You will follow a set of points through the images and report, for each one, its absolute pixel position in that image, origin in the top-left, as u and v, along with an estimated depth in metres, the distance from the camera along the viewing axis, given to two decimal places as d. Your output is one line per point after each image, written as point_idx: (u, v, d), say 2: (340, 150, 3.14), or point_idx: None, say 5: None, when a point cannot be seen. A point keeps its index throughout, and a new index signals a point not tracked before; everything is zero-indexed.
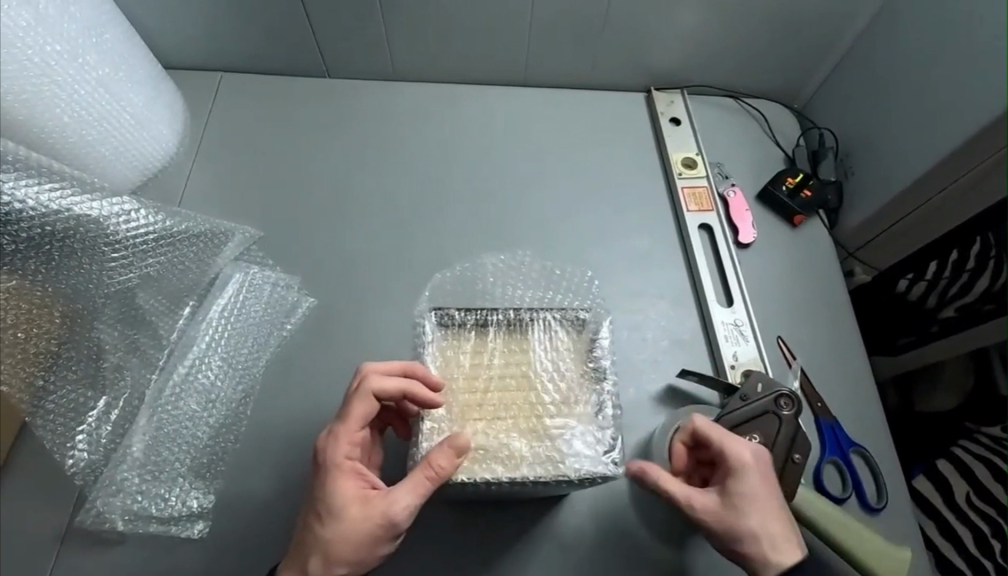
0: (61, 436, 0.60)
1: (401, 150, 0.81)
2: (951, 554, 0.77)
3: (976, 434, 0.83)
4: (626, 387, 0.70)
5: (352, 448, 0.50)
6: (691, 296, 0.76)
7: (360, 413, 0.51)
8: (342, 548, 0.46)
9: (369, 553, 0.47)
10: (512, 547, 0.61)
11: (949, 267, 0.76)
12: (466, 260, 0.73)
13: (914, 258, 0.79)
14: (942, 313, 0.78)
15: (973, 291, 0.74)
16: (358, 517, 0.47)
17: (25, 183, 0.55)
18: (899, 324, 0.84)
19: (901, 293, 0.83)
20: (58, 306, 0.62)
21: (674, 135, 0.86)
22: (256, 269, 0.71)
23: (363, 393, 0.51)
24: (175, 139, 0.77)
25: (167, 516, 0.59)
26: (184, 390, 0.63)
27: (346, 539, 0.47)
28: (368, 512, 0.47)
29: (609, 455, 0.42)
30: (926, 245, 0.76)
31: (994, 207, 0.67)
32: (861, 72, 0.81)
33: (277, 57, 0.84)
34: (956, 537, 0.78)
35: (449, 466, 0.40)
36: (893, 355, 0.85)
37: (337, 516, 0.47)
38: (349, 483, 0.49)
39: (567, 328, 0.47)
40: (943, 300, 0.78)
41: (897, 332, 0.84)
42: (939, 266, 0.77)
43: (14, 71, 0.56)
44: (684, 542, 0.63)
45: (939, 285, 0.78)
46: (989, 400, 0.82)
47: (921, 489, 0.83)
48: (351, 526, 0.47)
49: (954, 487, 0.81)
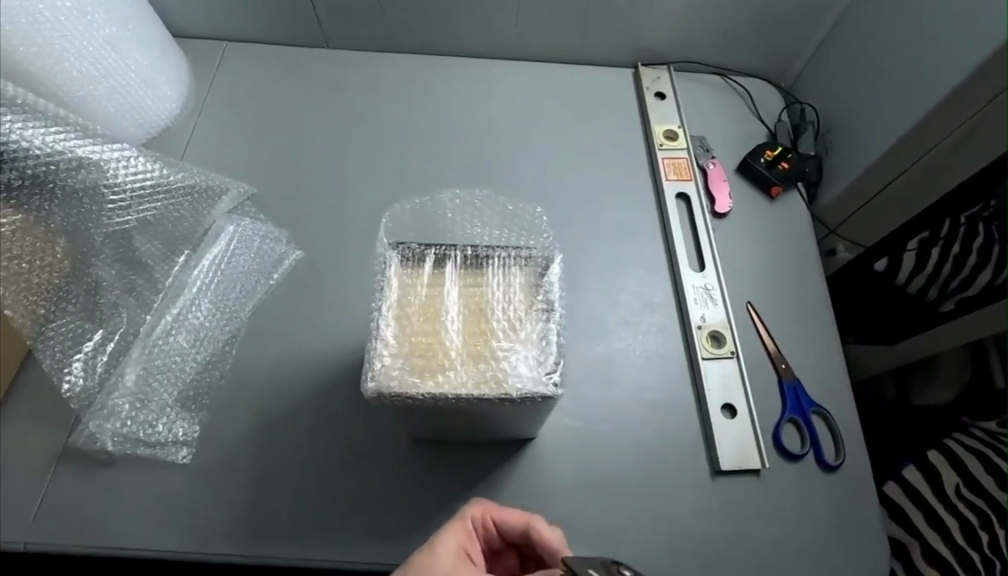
0: (59, 361, 0.65)
1: (391, 116, 0.85)
2: (935, 543, 0.75)
3: (971, 428, 0.81)
4: (594, 344, 0.73)
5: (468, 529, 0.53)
6: (664, 261, 0.78)
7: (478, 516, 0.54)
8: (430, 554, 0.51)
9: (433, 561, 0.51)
10: (475, 488, 0.64)
11: (952, 257, 0.79)
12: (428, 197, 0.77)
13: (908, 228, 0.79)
14: (943, 306, 0.79)
15: (974, 285, 0.76)
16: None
17: (32, 125, 0.59)
18: (892, 313, 0.84)
19: (900, 285, 0.83)
20: (59, 243, 0.65)
21: (658, 109, 0.88)
22: (247, 221, 0.75)
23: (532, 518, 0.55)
24: (178, 99, 0.82)
25: (154, 441, 0.63)
26: (175, 328, 0.68)
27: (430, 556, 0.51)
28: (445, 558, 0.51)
29: (550, 376, 0.45)
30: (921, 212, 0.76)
31: (987, 169, 0.67)
32: (842, 51, 0.82)
33: (278, 27, 0.88)
34: (943, 527, 0.76)
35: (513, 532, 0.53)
36: (887, 348, 0.85)
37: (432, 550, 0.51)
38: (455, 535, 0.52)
39: (520, 266, 0.49)
40: (943, 293, 0.79)
41: (890, 321, 0.84)
42: (939, 257, 0.80)
43: (26, 23, 0.60)
44: (642, 491, 0.66)
45: (940, 277, 0.80)
46: (984, 395, 0.83)
47: (910, 480, 0.81)
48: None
49: (943, 477, 0.79)
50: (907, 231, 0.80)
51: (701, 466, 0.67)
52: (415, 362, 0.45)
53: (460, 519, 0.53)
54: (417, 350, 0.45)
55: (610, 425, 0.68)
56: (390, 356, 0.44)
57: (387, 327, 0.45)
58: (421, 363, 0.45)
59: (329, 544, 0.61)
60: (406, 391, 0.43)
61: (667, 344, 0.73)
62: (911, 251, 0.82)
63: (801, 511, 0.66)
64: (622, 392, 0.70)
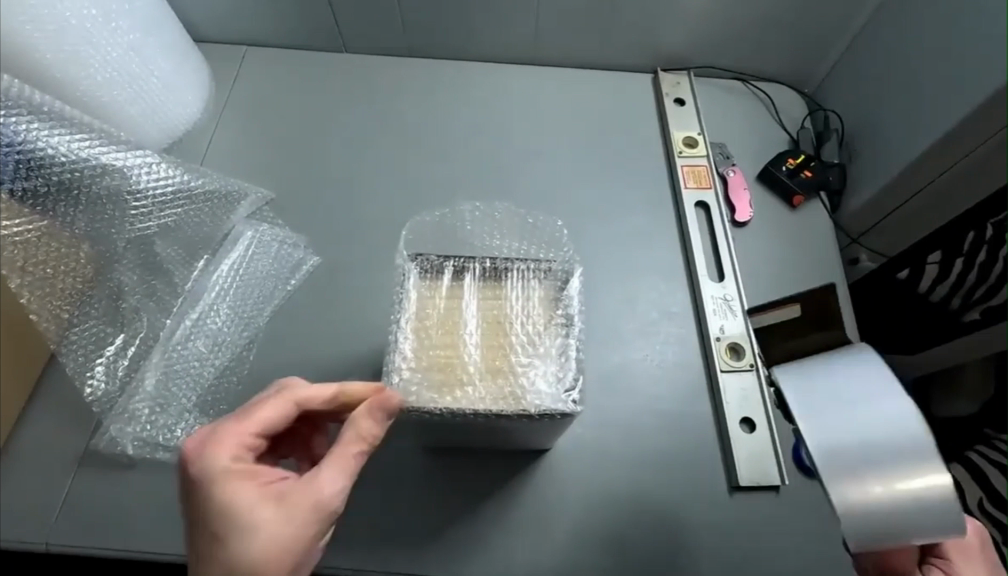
0: (81, 365, 0.65)
1: (410, 122, 0.85)
2: None
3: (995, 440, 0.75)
4: (612, 353, 0.72)
5: (233, 467, 0.49)
6: (683, 270, 0.77)
7: (228, 452, 0.49)
8: (270, 542, 0.47)
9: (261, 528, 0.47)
10: (488, 500, 0.64)
11: (975, 265, 0.74)
12: (445, 208, 0.77)
13: (937, 237, 0.76)
14: (966, 316, 0.75)
15: (999, 295, 0.70)
16: (273, 536, 0.47)
17: (58, 133, 0.61)
18: (916, 322, 0.81)
19: (922, 295, 0.81)
20: (83, 248, 0.66)
21: (677, 115, 0.87)
22: (266, 227, 0.75)
23: (282, 400, 0.51)
24: (200, 104, 0.83)
25: (172, 446, 0.64)
26: (194, 333, 0.69)
27: (268, 535, 0.47)
28: (284, 506, 0.48)
29: (570, 393, 0.45)
30: (947, 222, 0.73)
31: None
32: (867, 58, 0.81)
33: (298, 33, 0.89)
34: None
35: (273, 418, 0.50)
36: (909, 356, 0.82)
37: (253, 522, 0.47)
38: (249, 489, 0.48)
39: (539, 279, 0.49)
40: (967, 303, 0.75)
41: (914, 329, 0.82)
42: (964, 266, 0.75)
43: (53, 31, 0.61)
44: (657, 506, 0.65)
45: (964, 286, 0.76)
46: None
47: None
48: (280, 537, 0.47)
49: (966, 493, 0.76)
50: (937, 236, 0.76)
51: (719, 482, 0.66)
52: (433, 382, 0.44)
53: (216, 477, 0.48)
54: (436, 363, 0.45)
55: (627, 437, 0.68)
56: (407, 371, 0.45)
57: (405, 341, 0.45)
58: (440, 377, 0.45)
59: (344, 551, 0.61)
60: (422, 405, 0.43)
61: (685, 355, 0.72)
62: (933, 264, 0.79)
63: (822, 529, 0.64)
64: (639, 403, 0.69)
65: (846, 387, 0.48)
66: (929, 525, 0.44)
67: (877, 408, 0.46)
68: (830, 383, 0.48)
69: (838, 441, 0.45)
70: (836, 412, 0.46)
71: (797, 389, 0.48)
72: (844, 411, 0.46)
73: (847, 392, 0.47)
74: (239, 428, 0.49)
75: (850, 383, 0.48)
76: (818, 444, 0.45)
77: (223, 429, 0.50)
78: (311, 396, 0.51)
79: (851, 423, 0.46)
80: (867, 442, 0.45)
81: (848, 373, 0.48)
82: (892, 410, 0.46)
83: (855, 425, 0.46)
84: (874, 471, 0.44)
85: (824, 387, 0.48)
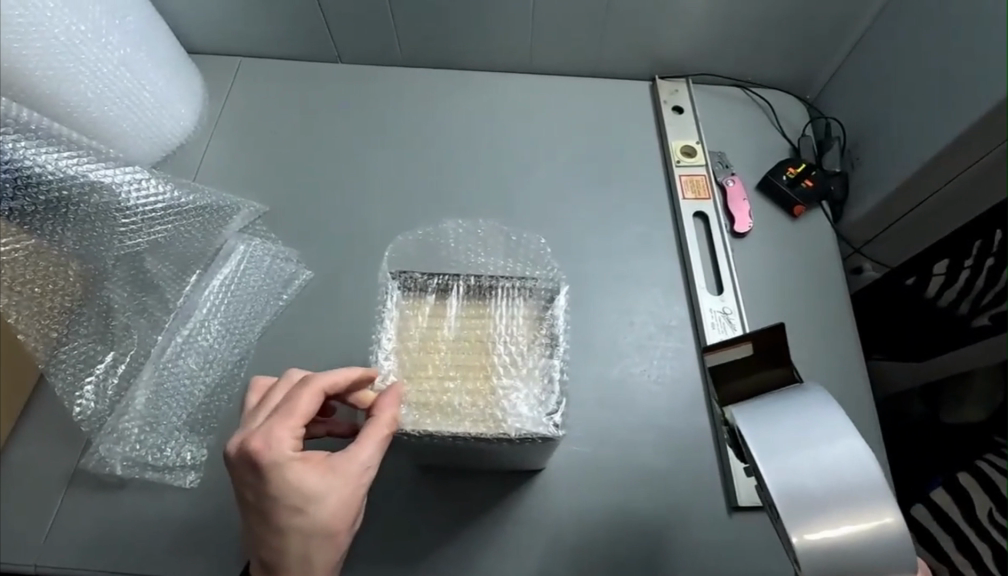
0: (71, 384, 0.65)
1: (401, 134, 0.84)
2: (963, 567, 0.69)
3: None
4: (608, 367, 0.71)
5: (294, 457, 0.47)
6: (681, 282, 0.76)
7: (286, 444, 0.47)
8: (338, 516, 0.48)
9: (330, 508, 0.48)
10: (479, 521, 0.63)
11: (983, 271, 0.68)
12: (431, 225, 0.75)
13: (948, 241, 0.72)
14: (976, 321, 0.70)
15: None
16: (341, 507, 0.48)
17: (45, 151, 0.61)
18: (924, 331, 0.77)
19: (930, 300, 0.76)
20: (72, 266, 0.67)
21: (675, 123, 0.85)
22: (258, 241, 0.75)
23: (311, 389, 0.49)
24: (192, 116, 0.82)
25: (162, 465, 0.63)
26: (185, 350, 0.68)
27: (337, 510, 0.48)
28: (348, 482, 0.48)
29: (551, 417, 0.45)
30: (958, 228, 0.70)
31: None
32: (868, 64, 0.79)
33: (291, 43, 0.88)
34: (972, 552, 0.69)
35: (311, 407, 0.49)
36: (914, 366, 0.80)
37: (318, 503, 0.47)
38: (308, 473, 0.47)
39: (522, 300, 0.49)
40: (976, 307, 0.70)
41: (916, 339, 0.79)
42: (971, 274, 0.70)
43: (41, 48, 0.61)
44: (652, 525, 0.63)
45: (972, 291, 0.70)
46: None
47: (938, 503, 0.73)
48: (346, 504, 0.48)
49: (975, 502, 0.70)
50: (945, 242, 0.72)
51: (718, 501, 0.64)
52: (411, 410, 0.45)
53: (280, 469, 0.46)
54: (421, 384, 0.46)
55: (623, 454, 0.66)
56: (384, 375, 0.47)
57: (387, 365, 0.47)
58: (424, 398, 0.46)
59: None
60: (402, 428, 0.44)
61: (683, 370, 0.71)
62: (938, 274, 0.74)
63: None
64: (636, 418, 0.68)
65: (801, 424, 0.44)
66: (883, 567, 0.41)
67: (838, 442, 0.43)
68: (774, 424, 0.45)
69: (795, 482, 0.42)
70: (795, 450, 0.43)
71: (753, 429, 0.45)
72: (797, 451, 0.43)
73: (794, 433, 0.44)
74: (287, 421, 0.48)
75: (809, 418, 0.44)
76: (778, 489, 0.42)
77: (269, 426, 0.48)
78: (337, 383, 0.49)
79: (810, 463, 0.42)
80: (824, 480, 0.42)
81: (802, 411, 0.45)
82: (846, 448, 0.43)
83: (814, 466, 0.42)
84: (835, 513, 0.41)
85: (783, 423, 0.45)
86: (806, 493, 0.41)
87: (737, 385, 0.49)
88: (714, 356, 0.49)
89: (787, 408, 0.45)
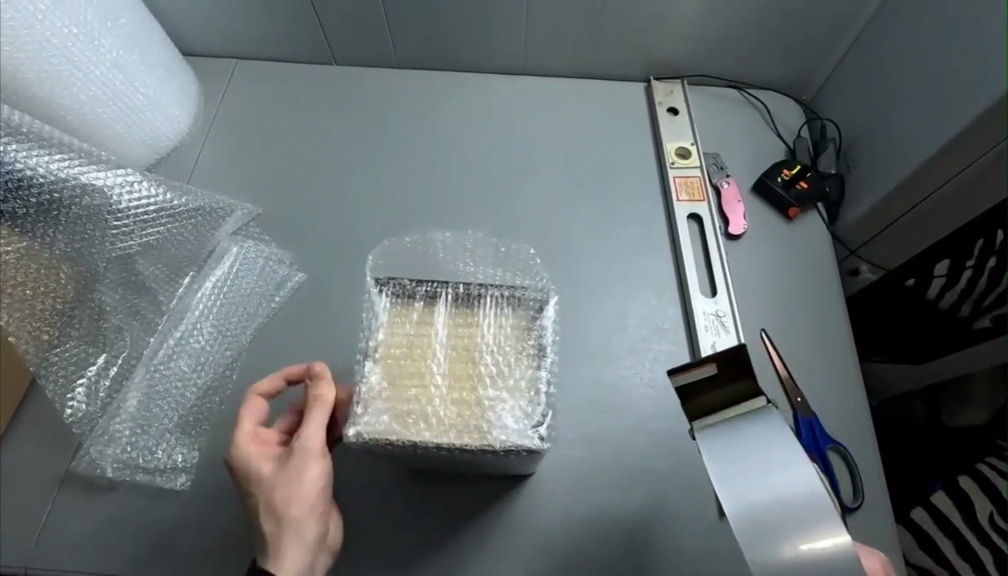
0: (63, 386, 0.66)
1: (395, 137, 0.84)
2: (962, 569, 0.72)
3: None
4: (600, 370, 0.70)
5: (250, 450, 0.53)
6: (675, 285, 0.75)
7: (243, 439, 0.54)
8: (289, 501, 0.50)
9: (280, 493, 0.51)
10: (469, 525, 0.63)
11: (985, 273, 0.70)
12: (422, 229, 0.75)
13: (945, 244, 0.72)
14: (976, 322, 0.71)
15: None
16: (290, 494, 0.51)
17: (36, 153, 0.61)
18: (929, 335, 0.78)
19: (931, 301, 0.77)
20: (64, 268, 0.67)
21: (671, 125, 0.85)
22: (251, 243, 0.75)
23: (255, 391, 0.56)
24: (189, 119, 0.82)
25: (152, 467, 0.63)
26: (177, 352, 0.68)
27: (287, 493, 0.51)
28: (292, 467, 0.51)
29: (536, 429, 0.45)
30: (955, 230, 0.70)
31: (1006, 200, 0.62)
32: (864, 66, 0.79)
33: (287, 46, 0.88)
34: (975, 558, 0.72)
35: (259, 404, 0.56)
36: (916, 367, 0.80)
37: (266, 487, 0.51)
38: (258, 461, 0.52)
39: (512, 306, 0.49)
40: (978, 309, 0.71)
41: (918, 343, 0.79)
42: (973, 274, 0.71)
43: (33, 51, 0.61)
44: (643, 530, 0.63)
45: (974, 292, 0.72)
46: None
47: (938, 505, 0.76)
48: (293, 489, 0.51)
49: (974, 505, 0.74)
50: (942, 245, 0.72)
51: (710, 506, 0.64)
52: (396, 418, 0.44)
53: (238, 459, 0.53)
54: (403, 393, 0.46)
55: (614, 458, 0.66)
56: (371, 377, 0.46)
57: (373, 371, 0.46)
58: (405, 408, 0.45)
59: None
60: (368, 436, 0.44)
61: None
62: (939, 275, 0.75)
63: None
64: (628, 422, 0.68)
65: (764, 449, 0.43)
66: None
67: (800, 467, 0.42)
68: (738, 447, 0.43)
69: (752, 507, 0.41)
70: (755, 475, 0.42)
71: (717, 450, 0.44)
72: (757, 476, 0.42)
73: (757, 458, 0.43)
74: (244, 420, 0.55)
75: (776, 445, 0.43)
76: (734, 509, 0.41)
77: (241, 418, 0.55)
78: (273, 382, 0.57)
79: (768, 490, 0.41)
80: (779, 507, 0.41)
81: (768, 435, 0.44)
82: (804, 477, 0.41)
83: (771, 492, 0.41)
84: (788, 539, 0.40)
85: (746, 447, 0.43)
86: (761, 519, 0.40)
87: (708, 399, 0.47)
88: (680, 377, 0.46)
89: (755, 431, 0.44)
